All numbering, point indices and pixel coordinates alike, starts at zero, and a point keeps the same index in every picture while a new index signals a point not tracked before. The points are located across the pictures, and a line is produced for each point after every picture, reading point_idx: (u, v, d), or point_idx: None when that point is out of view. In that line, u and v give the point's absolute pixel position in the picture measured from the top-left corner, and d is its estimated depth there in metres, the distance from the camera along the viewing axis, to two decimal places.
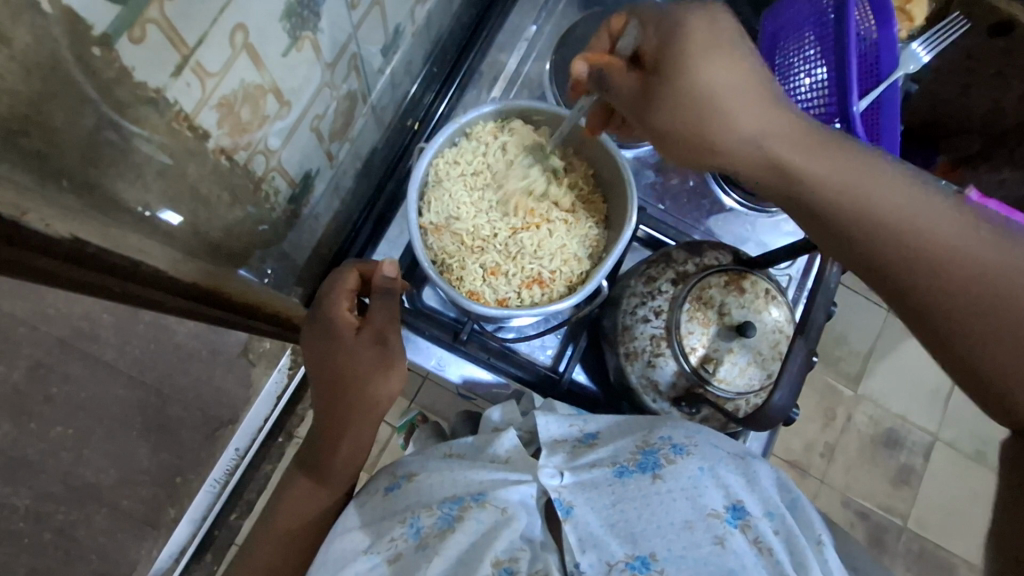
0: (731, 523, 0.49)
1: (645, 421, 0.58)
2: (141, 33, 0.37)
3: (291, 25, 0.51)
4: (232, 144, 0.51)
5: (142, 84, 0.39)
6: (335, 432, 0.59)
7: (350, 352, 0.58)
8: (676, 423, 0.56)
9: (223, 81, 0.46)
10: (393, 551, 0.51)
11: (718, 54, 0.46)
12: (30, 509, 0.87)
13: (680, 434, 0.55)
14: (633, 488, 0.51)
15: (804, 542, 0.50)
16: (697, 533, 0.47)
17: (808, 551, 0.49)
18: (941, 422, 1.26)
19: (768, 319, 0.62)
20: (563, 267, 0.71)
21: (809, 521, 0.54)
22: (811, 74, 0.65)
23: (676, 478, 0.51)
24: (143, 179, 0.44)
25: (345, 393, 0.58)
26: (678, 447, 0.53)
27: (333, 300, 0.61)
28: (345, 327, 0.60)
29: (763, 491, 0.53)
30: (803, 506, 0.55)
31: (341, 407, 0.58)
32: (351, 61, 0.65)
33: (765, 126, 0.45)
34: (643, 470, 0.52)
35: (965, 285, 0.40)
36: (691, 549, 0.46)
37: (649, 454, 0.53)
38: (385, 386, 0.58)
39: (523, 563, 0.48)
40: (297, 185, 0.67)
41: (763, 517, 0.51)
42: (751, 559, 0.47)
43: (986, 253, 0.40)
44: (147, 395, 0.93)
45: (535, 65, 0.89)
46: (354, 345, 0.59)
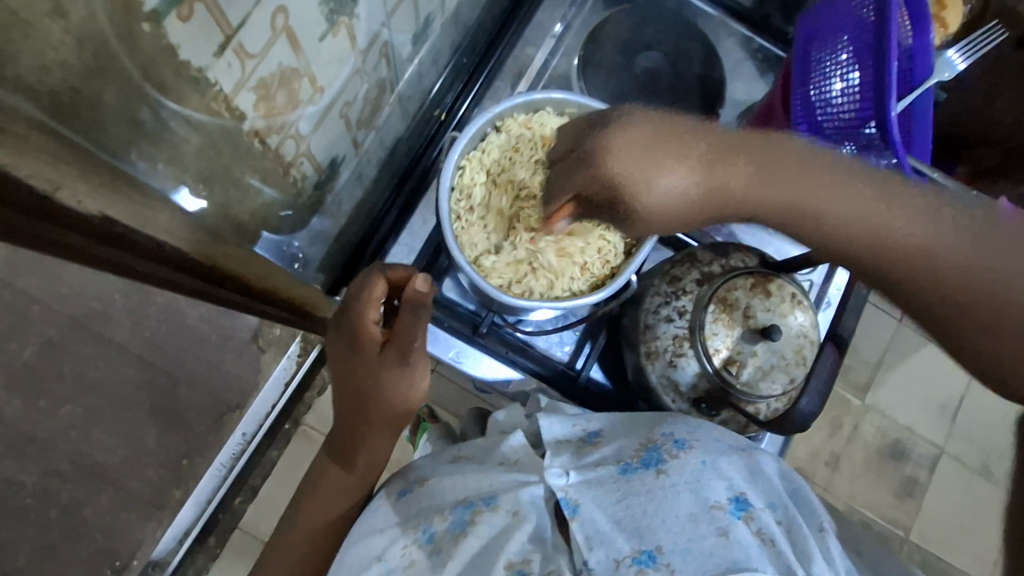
0: (735, 514, 0.48)
1: (647, 419, 0.59)
2: (189, 11, 0.36)
3: (329, 9, 0.50)
4: (267, 126, 0.51)
5: (187, 62, 0.39)
6: (354, 440, 0.60)
7: (375, 366, 0.58)
8: (676, 420, 0.57)
9: (262, 64, 0.45)
10: (407, 559, 0.50)
11: (662, 154, 0.42)
12: (37, 484, 0.89)
13: (682, 431, 0.55)
14: (638, 484, 0.50)
15: (807, 531, 0.49)
16: (702, 525, 0.46)
17: (811, 540, 0.48)
18: (947, 436, 1.25)
19: (793, 324, 0.62)
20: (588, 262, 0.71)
21: (811, 507, 0.54)
22: (846, 79, 0.64)
23: (680, 473, 0.50)
24: (178, 159, 0.44)
25: (368, 403, 0.58)
26: (680, 442, 0.53)
27: (356, 310, 0.60)
28: (370, 342, 0.59)
29: (766, 483, 0.53)
30: (808, 496, 0.55)
31: (365, 417, 0.59)
32: (382, 49, 0.65)
33: (689, 184, 0.42)
34: (647, 466, 0.52)
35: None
36: (696, 541, 0.46)
37: (653, 451, 0.53)
38: (406, 397, 0.58)
39: (535, 564, 0.48)
40: (323, 171, 0.67)
41: (765, 509, 0.50)
42: (756, 549, 0.46)
43: (961, 243, 0.40)
44: (156, 375, 0.94)
45: (562, 61, 0.88)
46: (381, 361, 0.58)
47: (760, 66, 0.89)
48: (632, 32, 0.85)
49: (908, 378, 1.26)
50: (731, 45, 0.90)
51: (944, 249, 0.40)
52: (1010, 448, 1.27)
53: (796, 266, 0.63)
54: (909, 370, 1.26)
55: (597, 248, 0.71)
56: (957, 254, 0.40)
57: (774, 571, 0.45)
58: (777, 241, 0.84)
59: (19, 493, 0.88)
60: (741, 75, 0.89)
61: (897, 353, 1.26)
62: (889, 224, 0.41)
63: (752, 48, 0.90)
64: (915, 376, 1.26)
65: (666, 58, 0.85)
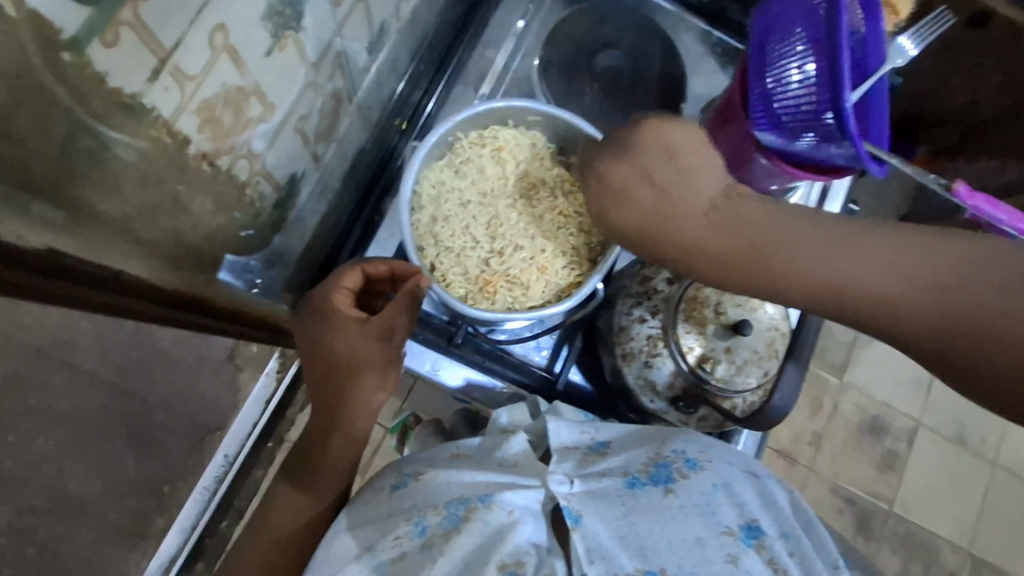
0: (746, 542, 0.46)
1: (657, 432, 0.56)
2: (114, 36, 0.35)
3: (274, 25, 0.49)
4: (215, 149, 0.49)
5: (118, 89, 0.37)
6: (332, 422, 0.58)
7: (344, 343, 0.58)
8: (688, 437, 0.55)
9: (203, 85, 0.44)
10: (398, 550, 0.49)
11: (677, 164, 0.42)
12: (13, 523, 0.88)
13: (694, 449, 0.53)
14: (644, 501, 0.48)
15: (821, 566, 0.47)
16: (709, 551, 0.45)
17: (825, 575, 0.47)
18: (924, 408, 1.28)
19: (764, 317, 0.62)
20: (558, 275, 0.70)
21: (824, 542, 0.51)
22: (802, 70, 0.64)
23: (689, 494, 0.48)
24: (122, 189, 0.42)
25: (336, 386, 0.58)
26: (692, 462, 0.51)
27: (331, 296, 0.61)
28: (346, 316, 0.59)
29: (778, 510, 0.51)
30: (818, 527, 0.52)
31: (333, 401, 0.58)
32: (336, 59, 0.63)
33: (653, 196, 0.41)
34: (656, 483, 0.50)
35: (894, 316, 0.36)
36: (703, 566, 0.44)
37: (662, 467, 0.51)
38: (373, 378, 0.58)
39: (530, 566, 0.45)
40: (282, 188, 0.65)
41: (777, 537, 0.48)
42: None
43: (895, 275, 0.36)
44: (129, 402, 0.92)
45: (523, 62, 0.86)
46: (356, 330, 0.58)
47: (720, 59, 0.89)
48: (591, 31, 0.84)
49: (883, 354, 1.28)
50: (690, 39, 0.90)
51: (873, 277, 0.36)
52: (984, 415, 1.30)
53: None
54: (883, 347, 1.28)
55: (559, 254, 0.71)
56: (885, 281, 0.36)
57: None
58: None
59: None
60: (703, 68, 0.89)
61: (870, 331, 1.28)
62: (804, 263, 0.38)
63: (711, 41, 0.90)
64: (889, 353, 1.28)
65: (625, 56, 0.84)
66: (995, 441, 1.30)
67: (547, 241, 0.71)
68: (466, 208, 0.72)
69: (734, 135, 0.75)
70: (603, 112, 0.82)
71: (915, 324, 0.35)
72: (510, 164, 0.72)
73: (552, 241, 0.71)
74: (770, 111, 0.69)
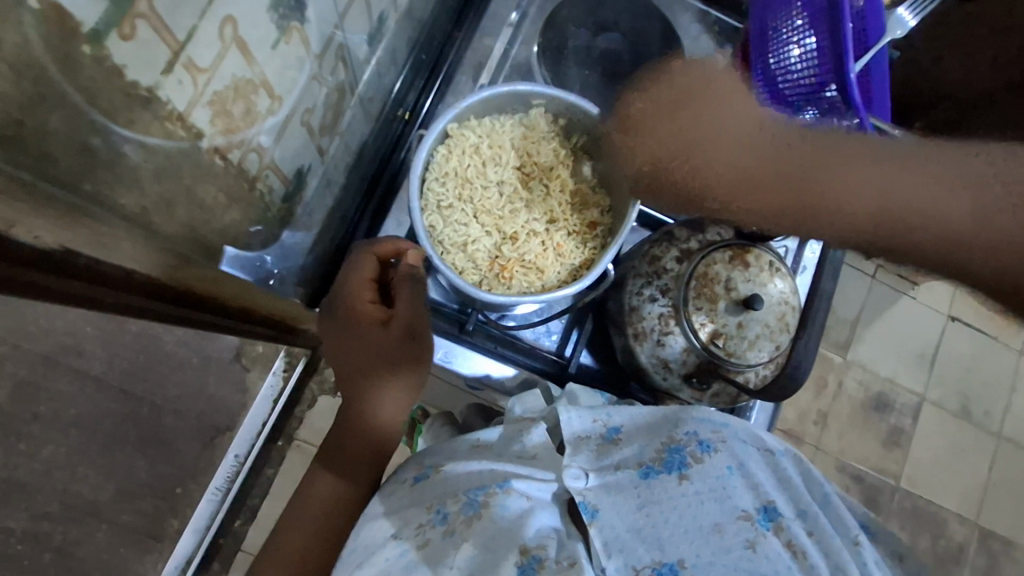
0: (763, 526, 0.46)
1: (664, 415, 0.55)
2: (130, 29, 0.35)
3: (279, 15, 0.49)
4: (226, 143, 0.49)
5: (135, 82, 0.37)
6: (357, 421, 0.58)
7: (371, 345, 0.58)
8: (704, 415, 0.53)
9: (214, 77, 0.44)
10: (420, 539, 0.49)
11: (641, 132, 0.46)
12: (27, 530, 0.88)
13: (707, 430, 0.52)
14: (659, 491, 0.48)
15: (840, 543, 0.47)
16: (727, 538, 0.45)
17: (845, 553, 0.46)
18: (928, 382, 1.29)
19: (774, 291, 0.63)
20: (573, 255, 0.72)
21: (842, 519, 0.50)
22: (802, 44, 0.65)
23: (704, 479, 0.48)
24: (137, 185, 0.42)
25: (360, 393, 0.58)
26: (705, 444, 0.50)
27: (353, 293, 0.60)
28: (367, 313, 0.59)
29: (795, 489, 0.50)
30: (835, 502, 0.51)
31: (359, 402, 0.58)
32: (338, 51, 0.63)
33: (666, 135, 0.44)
34: (670, 470, 0.49)
35: (908, 229, 0.35)
36: (721, 555, 0.44)
37: (675, 452, 0.50)
38: (395, 390, 0.58)
39: (551, 550, 0.46)
40: (290, 183, 0.65)
41: (795, 518, 0.47)
42: (785, 563, 0.44)
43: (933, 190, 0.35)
44: (139, 406, 0.92)
45: (521, 50, 0.84)
46: (382, 334, 0.58)
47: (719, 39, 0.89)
48: (589, 15, 0.84)
49: (886, 331, 1.29)
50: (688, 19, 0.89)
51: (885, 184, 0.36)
52: (988, 388, 1.31)
53: (771, 235, 0.63)
54: (885, 324, 1.29)
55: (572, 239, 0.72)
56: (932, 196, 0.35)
57: None
58: None
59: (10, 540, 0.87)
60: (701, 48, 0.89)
61: (873, 309, 1.29)
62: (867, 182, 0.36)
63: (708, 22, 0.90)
64: (891, 330, 1.29)
65: (624, 39, 0.84)
66: (999, 413, 1.31)
67: (559, 220, 0.72)
68: (475, 196, 0.72)
69: None
70: (605, 96, 0.82)
71: (918, 237, 0.35)
72: (519, 148, 0.73)
73: (566, 228, 0.72)
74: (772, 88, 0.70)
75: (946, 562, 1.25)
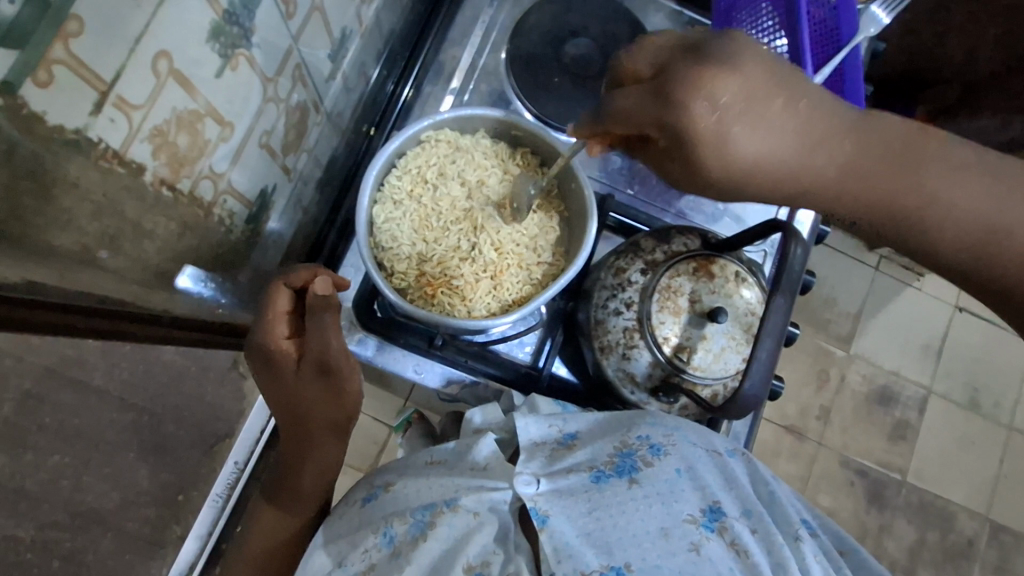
0: (708, 528, 0.46)
1: (624, 418, 0.56)
2: (47, 75, 0.35)
3: (221, 44, 0.49)
4: (173, 175, 0.49)
5: (61, 126, 0.37)
6: (297, 455, 0.59)
7: (294, 388, 0.56)
8: (654, 420, 0.55)
9: (151, 112, 0.44)
10: (368, 562, 0.50)
11: (754, 108, 0.36)
12: (35, 539, 0.87)
13: (659, 434, 0.53)
14: (609, 495, 0.48)
15: (782, 542, 0.48)
16: (673, 541, 0.45)
17: (786, 551, 0.47)
18: (934, 374, 1.27)
19: (741, 303, 0.62)
20: (512, 288, 0.70)
21: (786, 516, 0.52)
22: (774, 45, 0.67)
23: (653, 483, 0.48)
24: (77, 223, 0.42)
25: (295, 427, 0.58)
26: (656, 447, 0.52)
27: (265, 332, 0.56)
28: (285, 362, 0.56)
29: (741, 490, 0.51)
30: (779, 500, 0.53)
31: (296, 438, 0.59)
32: (295, 71, 0.63)
33: (766, 139, 0.36)
34: (620, 474, 0.50)
35: (968, 236, 0.37)
36: (667, 558, 0.44)
37: (627, 456, 0.51)
38: (336, 411, 0.58)
39: (495, 567, 0.47)
40: (253, 204, 0.66)
41: (739, 517, 0.49)
42: (727, 564, 0.45)
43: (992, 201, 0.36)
44: (139, 415, 0.93)
45: (491, 57, 0.85)
46: (300, 380, 0.56)
47: None
48: (558, 20, 0.83)
49: (889, 324, 1.27)
50: (662, 20, 0.88)
51: (947, 192, 0.37)
52: (998, 379, 1.28)
53: (737, 245, 0.62)
54: (887, 317, 1.27)
55: (520, 266, 0.70)
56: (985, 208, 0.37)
57: None
58: (733, 210, 0.84)
59: None
60: None
61: (875, 302, 1.27)
62: (940, 186, 0.37)
63: (683, 21, 0.88)
64: (894, 322, 1.27)
65: (595, 42, 0.83)
66: (1010, 405, 1.28)
67: (510, 256, 0.70)
68: (432, 218, 0.71)
69: None
70: (576, 102, 0.81)
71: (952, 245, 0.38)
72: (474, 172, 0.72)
73: (516, 254, 0.71)
74: None
75: (955, 557, 1.23)
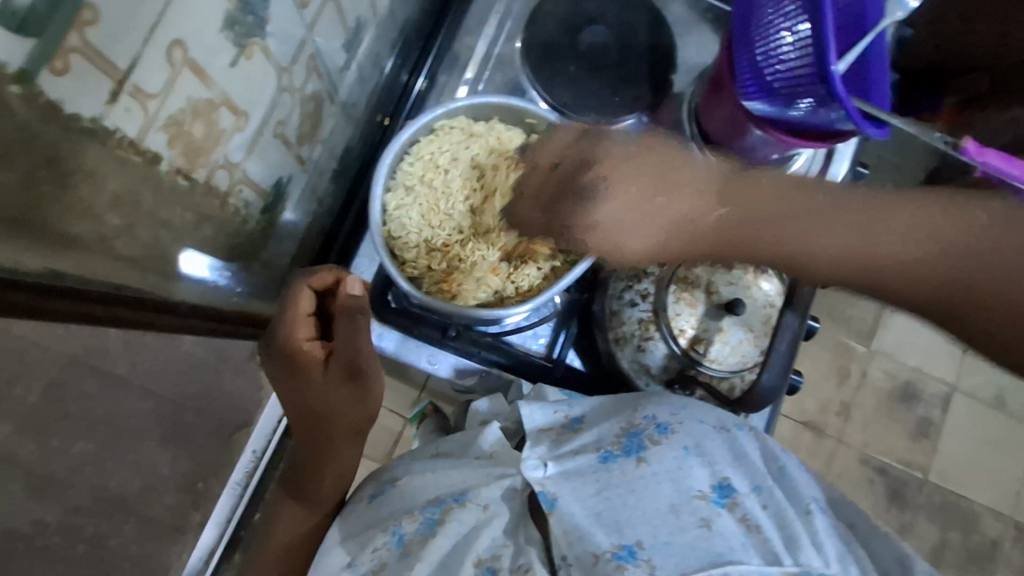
0: (718, 503, 0.47)
1: (627, 400, 0.57)
2: (64, 64, 0.35)
3: (235, 34, 0.49)
4: (188, 165, 0.50)
5: (77, 115, 0.37)
6: (321, 456, 0.61)
7: (322, 391, 0.59)
8: (660, 400, 0.54)
9: (167, 102, 0.44)
10: (378, 561, 0.49)
11: (641, 188, 0.49)
12: (62, 525, 0.83)
13: (665, 413, 0.52)
14: (618, 475, 0.48)
15: (793, 515, 0.48)
16: (683, 517, 0.45)
17: (798, 524, 0.47)
18: (958, 371, 1.24)
19: (759, 295, 0.61)
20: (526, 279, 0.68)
21: (797, 490, 0.51)
22: (794, 30, 0.60)
23: (661, 461, 0.48)
24: (94, 213, 0.42)
25: (320, 428, 0.60)
26: (662, 426, 0.51)
27: (290, 331, 0.60)
28: (313, 363, 0.59)
29: (750, 465, 0.51)
30: (791, 474, 0.53)
31: (321, 439, 0.61)
32: (310, 61, 0.63)
33: (645, 223, 0.49)
34: (628, 454, 0.49)
35: (909, 277, 0.38)
36: (677, 535, 0.44)
37: (633, 437, 0.51)
38: (365, 410, 0.61)
39: (505, 560, 0.47)
40: (268, 194, 0.66)
41: (750, 493, 0.49)
42: (739, 540, 0.44)
43: (891, 242, 0.38)
44: (161, 405, 0.93)
45: (506, 46, 0.85)
46: (328, 382, 0.59)
47: (713, 25, 0.86)
48: (574, 7, 0.82)
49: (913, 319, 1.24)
50: (680, 6, 0.86)
51: (830, 237, 0.41)
52: None
53: None
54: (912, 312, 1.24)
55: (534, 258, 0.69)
56: (903, 249, 0.38)
57: (759, 561, 0.43)
58: None
59: None
60: (696, 33, 0.86)
61: None
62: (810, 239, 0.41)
63: (701, 8, 0.86)
64: None
65: (611, 30, 0.81)
66: None
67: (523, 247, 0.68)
68: (445, 207, 0.70)
69: (727, 106, 0.74)
70: (591, 92, 0.80)
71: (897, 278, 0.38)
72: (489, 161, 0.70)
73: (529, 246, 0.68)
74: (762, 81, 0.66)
75: (979, 559, 1.20)
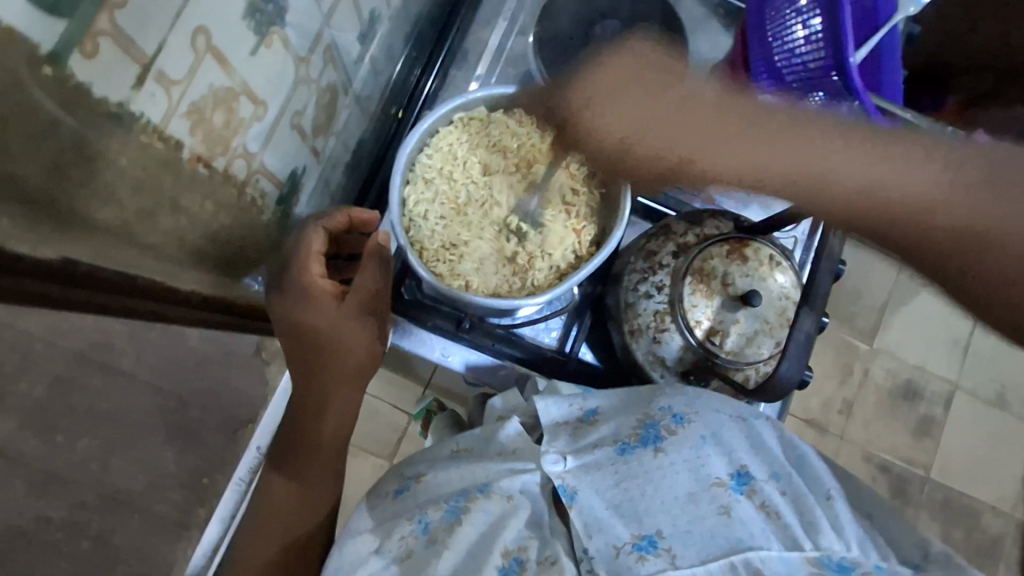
0: (736, 490, 0.47)
1: (643, 394, 0.56)
2: (93, 47, 0.35)
3: (256, 22, 0.49)
4: (208, 151, 0.49)
5: (104, 99, 0.37)
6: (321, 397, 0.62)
7: (335, 317, 0.61)
8: (674, 393, 0.54)
9: (189, 88, 0.44)
10: (404, 548, 0.49)
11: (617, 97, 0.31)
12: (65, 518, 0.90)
13: (680, 404, 0.52)
14: (637, 465, 0.48)
15: (812, 500, 0.48)
16: (702, 505, 0.45)
17: (817, 509, 0.47)
18: (961, 369, 1.24)
19: (774, 286, 0.61)
20: (538, 272, 0.69)
21: (817, 477, 0.51)
22: (807, 24, 0.61)
23: (679, 450, 0.48)
24: (117, 199, 0.42)
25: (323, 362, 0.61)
26: (679, 417, 0.51)
27: (304, 262, 0.62)
28: (329, 293, 0.61)
29: (769, 454, 0.51)
30: (811, 461, 0.53)
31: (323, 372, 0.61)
32: (326, 52, 0.63)
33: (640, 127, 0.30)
34: (646, 444, 0.50)
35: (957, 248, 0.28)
36: (697, 523, 0.44)
37: (650, 427, 0.51)
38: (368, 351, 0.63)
39: (532, 551, 0.47)
40: (283, 185, 0.66)
41: (768, 480, 0.48)
42: (759, 527, 0.44)
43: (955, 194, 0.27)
44: (167, 399, 0.96)
45: (518, 41, 0.85)
46: (342, 311, 0.61)
47: (723, 21, 0.86)
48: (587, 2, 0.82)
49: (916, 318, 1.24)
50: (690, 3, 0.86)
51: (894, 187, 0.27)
52: None
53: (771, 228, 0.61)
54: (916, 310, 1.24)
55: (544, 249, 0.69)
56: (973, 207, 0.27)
57: (780, 547, 0.44)
58: None
59: (48, 528, 0.90)
60: (706, 29, 0.86)
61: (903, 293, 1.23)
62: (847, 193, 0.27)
63: (712, 4, 0.86)
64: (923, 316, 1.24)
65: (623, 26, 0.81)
66: None
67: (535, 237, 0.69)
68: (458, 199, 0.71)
69: None
70: None
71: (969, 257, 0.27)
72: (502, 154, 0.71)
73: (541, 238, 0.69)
74: (773, 71, 0.65)
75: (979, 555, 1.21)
